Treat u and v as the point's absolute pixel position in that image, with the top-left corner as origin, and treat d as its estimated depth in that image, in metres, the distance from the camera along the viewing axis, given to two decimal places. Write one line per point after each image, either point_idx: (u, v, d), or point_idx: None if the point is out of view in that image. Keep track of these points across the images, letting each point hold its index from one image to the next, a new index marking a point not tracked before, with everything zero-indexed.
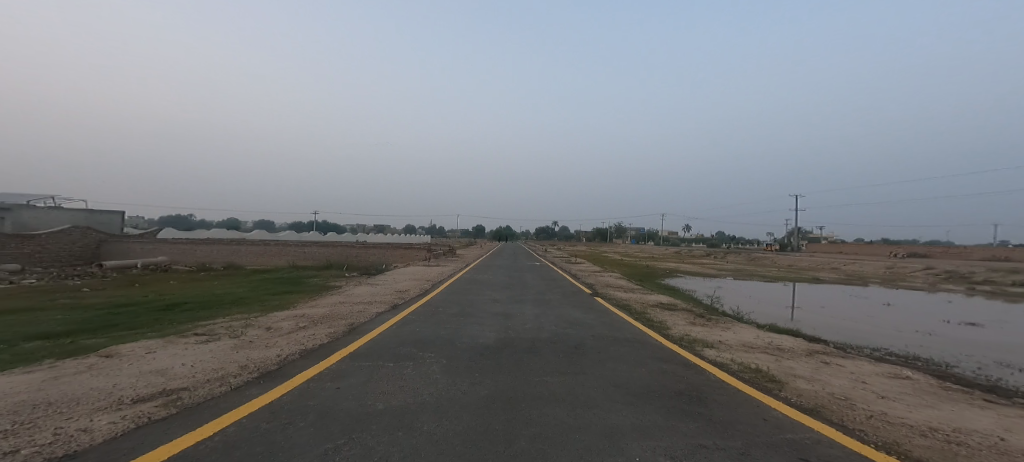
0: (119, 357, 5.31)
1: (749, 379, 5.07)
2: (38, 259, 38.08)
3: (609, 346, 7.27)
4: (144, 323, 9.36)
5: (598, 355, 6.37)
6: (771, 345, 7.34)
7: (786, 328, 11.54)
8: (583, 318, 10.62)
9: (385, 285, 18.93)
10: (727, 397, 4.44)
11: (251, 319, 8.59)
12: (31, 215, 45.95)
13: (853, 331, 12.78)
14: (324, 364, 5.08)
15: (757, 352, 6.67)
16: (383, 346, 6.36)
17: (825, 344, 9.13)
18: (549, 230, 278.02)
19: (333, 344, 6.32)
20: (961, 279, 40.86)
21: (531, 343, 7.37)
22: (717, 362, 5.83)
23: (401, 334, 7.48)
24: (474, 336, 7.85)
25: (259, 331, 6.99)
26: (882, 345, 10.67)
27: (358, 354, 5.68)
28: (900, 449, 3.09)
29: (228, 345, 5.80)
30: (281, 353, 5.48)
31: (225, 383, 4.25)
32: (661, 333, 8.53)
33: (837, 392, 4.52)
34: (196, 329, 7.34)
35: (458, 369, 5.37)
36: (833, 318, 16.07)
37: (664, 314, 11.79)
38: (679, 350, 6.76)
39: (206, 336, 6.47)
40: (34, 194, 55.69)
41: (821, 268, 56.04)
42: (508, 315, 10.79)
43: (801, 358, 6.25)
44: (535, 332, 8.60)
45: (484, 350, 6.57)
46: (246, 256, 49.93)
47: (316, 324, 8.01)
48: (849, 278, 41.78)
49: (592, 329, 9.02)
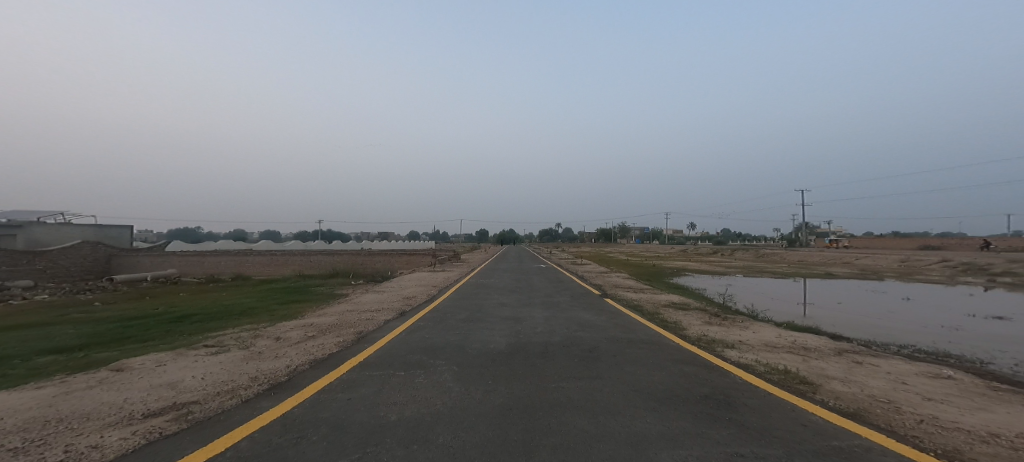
0: (130, 370, 5.15)
1: (776, 381, 4.86)
2: (50, 274, 38.51)
3: (625, 348, 7.04)
4: (156, 335, 9.28)
5: (614, 359, 6.16)
6: (795, 345, 7.07)
7: (806, 326, 11.19)
8: (595, 321, 10.32)
9: (392, 292, 18.87)
10: (757, 401, 4.24)
11: (260, 329, 8.43)
12: (43, 231, 46.59)
13: (874, 329, 12.43)
14: (336, 374, 4.94)
15: (782, 351, 6.42)
16: (393, 353, 6.20)
17: (849, 342, 8.87)
18: (553, 233, 279.72)
19: (343, 353, 6.15)
20: (980, 272, 39.87)
21: (543, 348, 7.14)
22: (741, 364, 5.61)
23: (410, 342, 7.30)
24: (485, 342, 7.66)
25: (268, 342, 6.82)
26: (909, 342, 10.35)
27: (368, 363, 5.51)
28: (962, 457, 2.88)
29: (236, 357, 5.64)
30: (291, 364, 5.31)
31: (239, 394, 4.10)
32: (678, 334, 8.27)
33: (875, 393, 4.30)
34: (205, 341, 7.19)
35: (470, 377, 5.22)
36: (852, 314, 15.73)
37: (677, 314, 11.58)
38: (699, 352, 6.50)
39: (216, 348, 6.32)
40: (45, 211, 56.46)
41: (832, 263, 55.38)
42: (518, 320, 10.62)
43: (831, 358, 5.97)
44: (546, 336, 8.37)
45: (496, 357, 6.40)
46: (252, 266, 50.13)
47: (325, 333, 7.84)
48: (863, 272, 41.10)
49: (606, 332, 8.77)
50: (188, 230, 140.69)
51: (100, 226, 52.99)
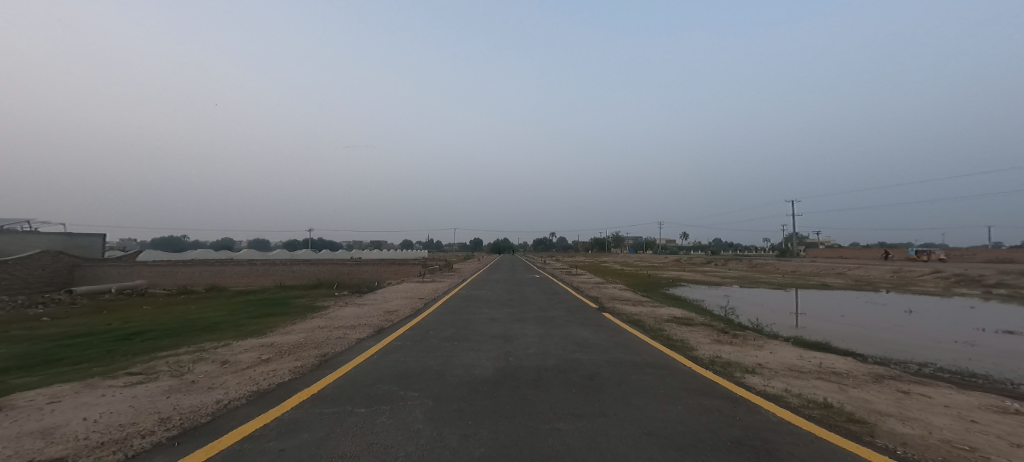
0: (10, 410, 4.06)
1: (819, 418, 3.98)
2: (5, 286, 36.36)
3: (630, 374, 6.13)
4: (95, 356, 8.20)
5: (619, 389, 5.25)
6: (823, 369, 6.24)
7: (816, 342, 10.56)
8: (593, 341, 9.36)
9: (373, 305, 17.70)
10: (804, 450, 3.35)
11: (209, 350, 7.34)
12: (5, 240, 44.50)
13: (887, 343, 11.80)
14: (278, 411, 3.95)
15: (811, 378, 5.57)
16: (356, 383, 5.19)
17: (870, 362, 8.17)
18: (546, 243, 278.65)
19: (296, 381, 5.13)
20: (975, 283, 39.77)
21: (536, 375, 6.22)
22: (769, 395, 4.76)
23: (382, 367, 6.32)
24: (468, 366, 6.70)
25: (209, 367, 5.73)
26: (929, 360, 9.69)
27: (321, 397, 4.49)
28: None
29: (157, 389, 4.57)
30: (223, 397, 4.29)
31: (129, 445, 3.09)
32: (687, 356, 7.39)
33: (949, 437, 3.46)
34: (136, 365, 6.11)
35: (446, 416, 4.24)
36: (859, 327, 15.08)
37: (682, 330, 10.72)
38: (716, 378, 5.63)
39: (140, 376, 5.21)
40: (8, 219, 54.14)
41: (827, 273, 55.25)
42: (508, 339, 9.63)
43: (872, 387, 5.14)
44: (538, 359, 7.42)
45: (480, 386, 5.45)
46: (231, 277, 48.24)
47: (283, 356, 6.77)
48: (860, 283, 40.80)
49: (606, 353, 7.85)
50: (171, 238, 138.03)
51: (68, 235, 50.79)
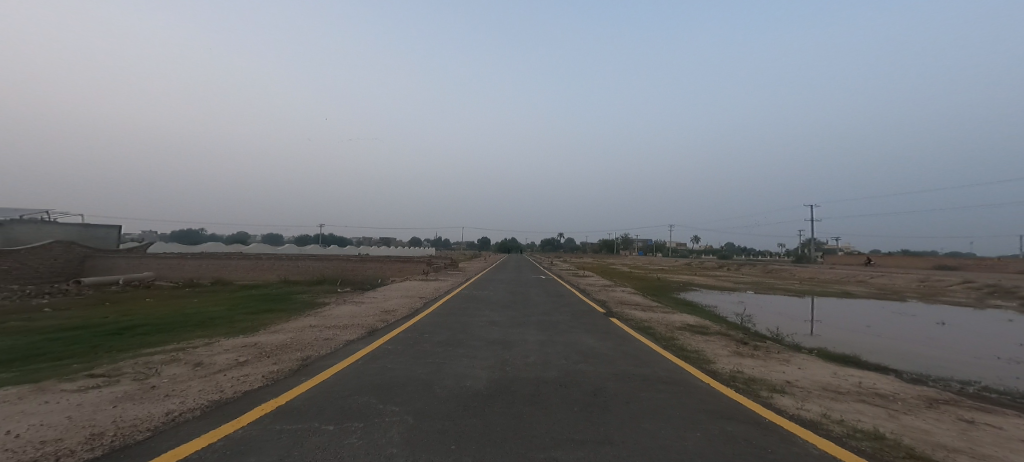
0: None
1: (870, 454, 3.30)
2: (17, 276, 37.18)
3: (639, 391, 5.50)
4: (76, 352, 7.89)
5: (626, 410, 4.62)
6: (863, 389, 5.52)
7: (844, 356, 9.78)
8: (600, 349, 8.72)
9: (372, 303, 17.29)
10: None
11: (187, 350, 6.91)
12: (22, 230, 46.06)
13: (922, 358, 10.90)
14: (230, 428, 3.43)
15: (851, 400, 4.86)
16: (331, 394, 4.67)
17: (909, 380, 7.40)
18: (555, 244, 277.76)
19: (265, 390, 4.63)
20: (1008, 296, 37.67)
21: (533, 388, 5.64)
22: (805, 420, 4.09)
23: (364, 375, 5.79)
24: (461, 377, 6.13)
25: (177, 371, 5.26)
26: (971, 377, 8.83)
27: (287, 411, 3.97)
28: None
29: (108, 396, 4.11)
30: (175, 408, 3.79)
31: None
32: (704, 370, 6.70)
33: None
34: (103, 366, 5.69)
35: (425, 437, 3.69)
36: (888, 340, 14.10)
37: (697, 339, 10.01)
38: (737, 398, 4.97)
39: (99, 380, 4.78)
40: (28, 209, 55.85)
41: (847, 281, 53.35)
42: (508, 345, 9.05)
43: (927, 414, 4.43)
44: (537, 370, 6.82)
45: (470, 402, 4.88)
46: (236, 270, 48.70)
47: (262, 358, 6.31)
48: (884, 293, 38.96)
49: (613, 365, 7.19)
50: (189, 230, 142.51)
51: (82, 227, 51.95)
